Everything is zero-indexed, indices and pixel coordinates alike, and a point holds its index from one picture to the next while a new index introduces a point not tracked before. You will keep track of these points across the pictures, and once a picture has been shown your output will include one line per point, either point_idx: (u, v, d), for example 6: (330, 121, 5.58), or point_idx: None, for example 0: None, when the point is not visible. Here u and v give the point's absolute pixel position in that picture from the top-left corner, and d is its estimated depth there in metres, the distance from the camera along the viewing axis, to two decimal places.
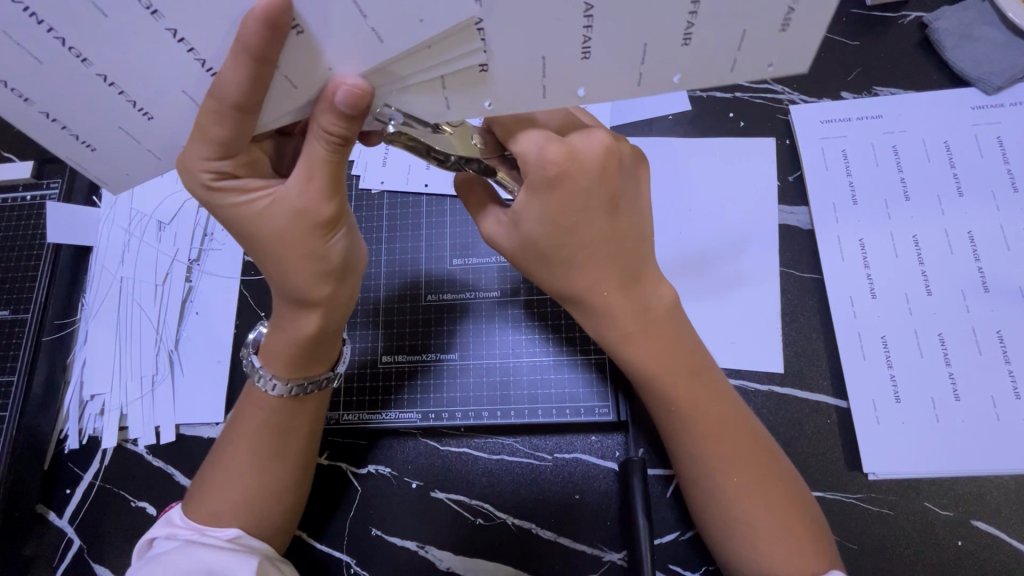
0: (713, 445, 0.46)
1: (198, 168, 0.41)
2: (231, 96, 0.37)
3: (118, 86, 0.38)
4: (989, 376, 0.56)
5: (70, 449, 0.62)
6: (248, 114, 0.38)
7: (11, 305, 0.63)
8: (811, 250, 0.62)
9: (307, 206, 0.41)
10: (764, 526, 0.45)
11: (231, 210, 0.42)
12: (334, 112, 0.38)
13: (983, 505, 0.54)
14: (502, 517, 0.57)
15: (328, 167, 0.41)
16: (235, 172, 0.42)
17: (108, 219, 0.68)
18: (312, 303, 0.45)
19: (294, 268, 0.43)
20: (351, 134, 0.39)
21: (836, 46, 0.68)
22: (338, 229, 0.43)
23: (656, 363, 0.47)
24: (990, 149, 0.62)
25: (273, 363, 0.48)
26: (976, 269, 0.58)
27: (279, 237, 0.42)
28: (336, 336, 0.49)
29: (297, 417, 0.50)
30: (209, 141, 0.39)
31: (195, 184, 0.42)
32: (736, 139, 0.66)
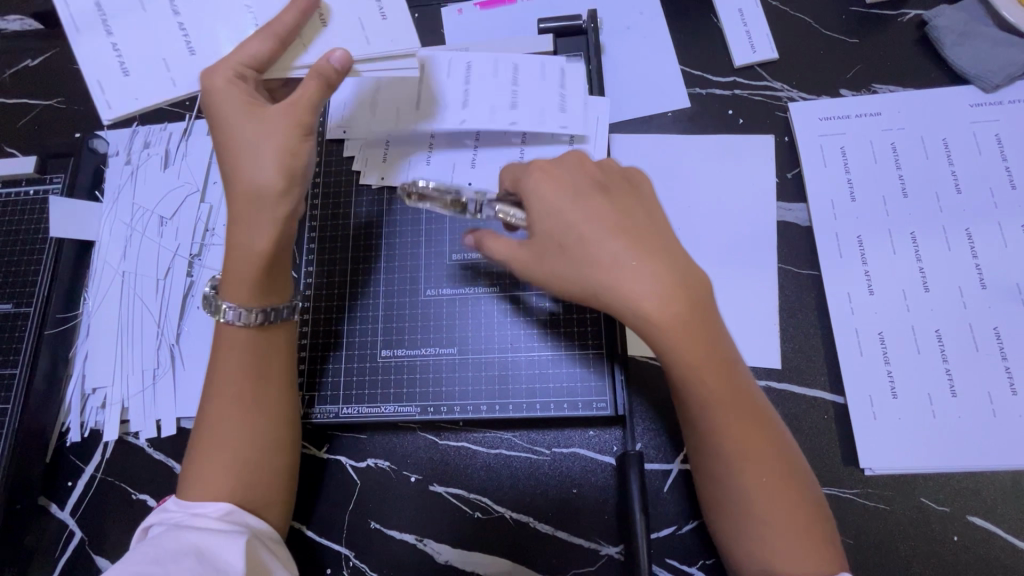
0: (739, 440, 0.44)
1: (231, 56, 0.48)
2: (286, 27, 0.48)
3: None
4: (986, 373, 0.56)
5: (72, 442, 0.62)
6: (284, 36, 0.49)
7: (14, 299, 0.63)
8: (809, 246, 0.62)
9: (293, 121, 0.48)
10: (784, 524, 0.43)
11: (224, 95, 0.48)
12: (332, 61, 0.47)
13: (979, 501, 0.54)
14: (501, 510, 0.57)
15: (316, 100, 0.48)
16: (248, 76, 0.49)
17: (110, 214, 0.69)
18: (263, 207, 0.48)
19: (253, 172, 0.48)
20: (337, 81, 0.48)
21: (835, 43, 0.68)
22: (307, 150, 0.49)
23: (693, 353, 0.44)
24: (989, 147, 0.62)
25: (237, 287, 0.49)
26: (974, 266, 0.59)
27: (257, 134, 0.48)
28: (290, 272, 0.52)
29: (274, 356, 0.52)
30: (268, 40, 0.48)
31: (216, 68, 0.48)
32: (734, 135, 0.66)
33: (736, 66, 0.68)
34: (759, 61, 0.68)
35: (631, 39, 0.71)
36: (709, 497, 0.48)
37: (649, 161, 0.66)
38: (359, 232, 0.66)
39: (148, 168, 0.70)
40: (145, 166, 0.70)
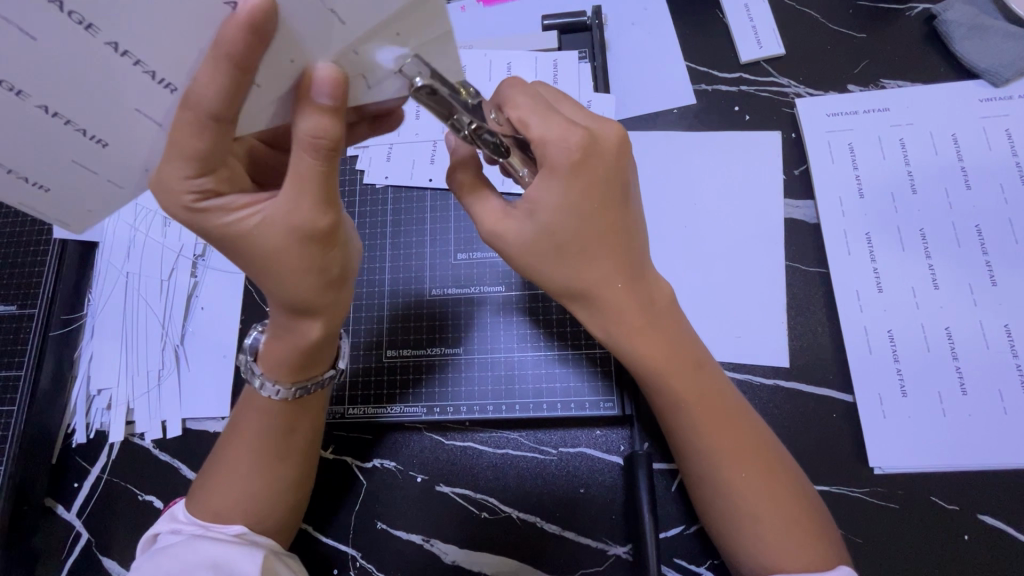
0: (720, 447, 0.46)
1: (180, 189, 0.38)
2: (210, 105, 0.34)
3: (132, 55, 0.31)
4: (997, 369, 0.55)
5: (77, 443, 0.62)
6: (225, 123, 0.35)
7: (19, 300, 0.63)
8: (817, 244, 0.62)
9: (302, 219, 0.39)
10: (773, 525, 0.44)
11: (221, 229, 0.40)
12: (316, 109, 0.36)
13: (991, 499, 0.53)
14: (507, 511, 0.57)
15: (322, 179, 0.38)
16: (219, 190, 0.39)
17: (113, 215, 0.68)
18: (313, 312, 0.44)
19: (291, 280, 0.41)
20: (337, 136, 0.37)
21: (842, 38, 0.68)
22: (337, 239, 0.41)
23: (655, 355, 0.47)
24: (999, 142, 0.61)
25: (275, 368, 0.47)
26: (984, 262, 0.58)
27: (276, 252, 0.40)
28: (337, 336, 0.49)
29: (300, 420, 0.50)
30: (182, 157, 0.36)
31: (175, 207, 0.39)
32: (741, 132, 0.65)
33: (742, 62, 0.68)
34: (766, 57, 0.67)
35: (635, 36, 0.70)
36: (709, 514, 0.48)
37: (656, 159, 0.65)
38: (363, 232, 0.66)
39: None
40: None
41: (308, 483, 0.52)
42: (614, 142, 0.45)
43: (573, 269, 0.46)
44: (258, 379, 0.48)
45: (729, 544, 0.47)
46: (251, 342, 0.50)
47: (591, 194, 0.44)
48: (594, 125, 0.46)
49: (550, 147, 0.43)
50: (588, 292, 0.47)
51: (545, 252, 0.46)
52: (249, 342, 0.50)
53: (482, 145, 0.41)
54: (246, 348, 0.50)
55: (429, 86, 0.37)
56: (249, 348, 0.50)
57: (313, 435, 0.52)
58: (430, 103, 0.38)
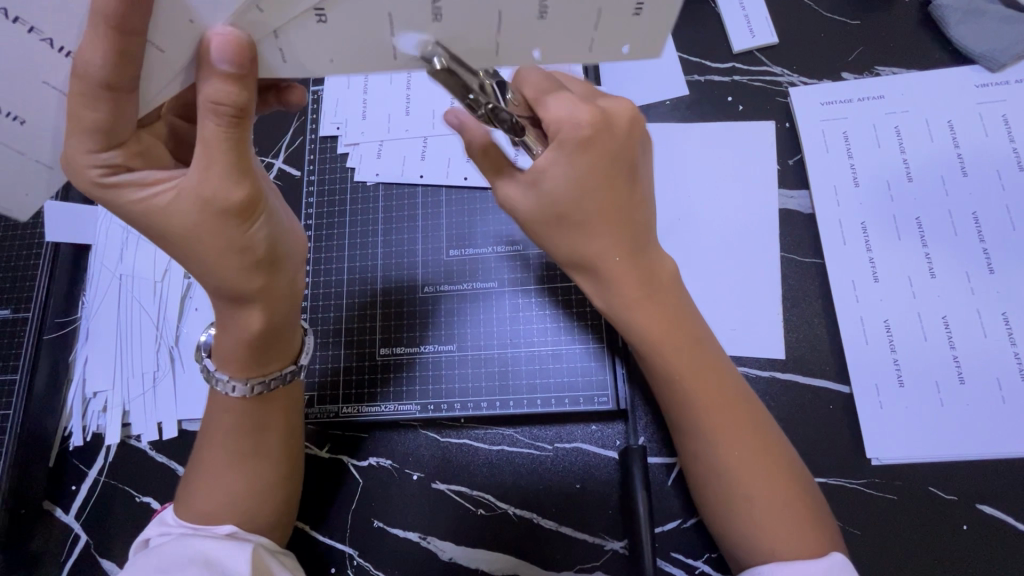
0: (718, 422, 0.46)
1: (84, 163, 0.38)
2: (98, 74, 0.34)
3: (25, 23, 0.33)
4: (995, 357, 0.55)
5: (74, 446, 0.62)
6: (123, 94, 0.36)
7: (13, 304, 0.63)
8: (811, 234, 0.61)
9: (212, 190, 0.38)
10: (767, 507, 0.44)
11: (133, 205, 0.39)
12: (219, 76, 0.35)
13: (990, 489, 0.53)
14: (504, 507, 0.57)
15: (228, 146, 0.37)
16: (127, 164, 0.39)
17: (105, 217, 0.68)
18: (251, 297, 0.43)
19: (211, 257, 0.40)
20: (243, 101, 0.37)
21: (836, 26, 0.67)
22: (256, 215, 0.40)
23: (660, 332, 0.47)
24: (996, 128, 0.60)
25: (227, 364, 0.47)
26: (981, 250, 0.57)
27: (191, 226, 0.39)
28: (288, 329, 0.48)
29: (268, 412, 0.49)
30: (83, 130, 0.37)
31: (83, 182, 0.39)
32: (734, 123, 0.65)
33: (735, 52, 0.67)
34: (759, 46, 0.67)
35: None
36: (710, 503, 0.47)
37: None
38: (354, 229, 0.65)
39: None
40: None
41: (294, 479, 0.52)
42: (625, 118, 0.44)
43: (579, 239, 0.46)
44: (212, 376, 0.48)
45: (717, 520, 0.47)
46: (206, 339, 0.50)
47: (600, 167, 0.43)
48: (608, 104, 0.45)
49: (560, 126, 0.42)
50: (594, 263, 0.46)
51: (550, 221, 0.46)
52: (204, 341, 0.50)
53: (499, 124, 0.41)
54: (201, 347, 0.50)
55: (448, 65, 0.37)
56: (204, 346, 0.50)
57: (285, 433, 0.51)
58: (445, 83, 0.38)
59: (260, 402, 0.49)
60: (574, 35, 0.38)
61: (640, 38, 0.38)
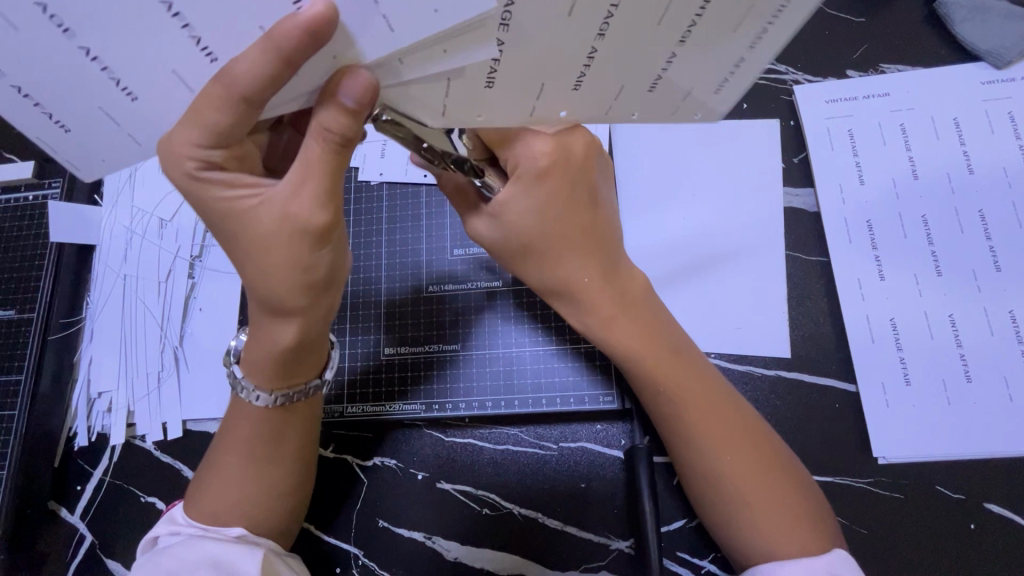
0: (706, 430, 0.46)
1: (184, 153, 0.37)
2: (243, 89, 0.34)
3: (182, 17, 0.31)
4: (1002, 355, 0.54)
5: (79, 446, 0.62)
6: (253, 106, 0.36)
7: (17, 304, 0.63)
8: (817, 232, 0.61)
9: (296, 208, 0.38)
10: (767, 512, 0.44)
11: (214, 202, 0.39)
12: (337, 107, 0.35)
13: (996, 488, 0.53)
14: (508, 507, 0.57)
15: (323, 170, 0.38)
16: (223, 164, 0.39)
17: (110, 218, 0.68)
18: (292, 315, 0.42)
19: (273, 270, 0.40)
20: (350, 133, 0.37)
21: (840, 23, 0.66)
22: (329, 241, 0.40)
23: (638, 345, 0.47)
24: (1002, 125, 0.60)
25: (258, 374, 0.46)
26: (988, 248, 0.57)
27: (265, 238, 0.39)
28: (320, 347, 0.47)
29: (287, 424, 0.49)
30: (198, 124, 0.36)
31: (176, 172, 0.38)
32: (738, 121, 0.64)
33: None
34: None
35: None
36: (711, 512, 0.47)
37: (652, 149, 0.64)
38: (359, 230, 0.65)
39: (146, 170, 0.70)
40: (144, 168, 0.70)
41: (307, 484, 0.52)
42: (582, 142, 0.44)
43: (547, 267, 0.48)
44: (240, 384, 0.48)
45: (718, 523, 0.47)
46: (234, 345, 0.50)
47: (562, 199, 0.45)
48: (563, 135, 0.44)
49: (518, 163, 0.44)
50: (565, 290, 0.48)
51: (517, 254, 0.48)
52: (232, 347, 0.50)
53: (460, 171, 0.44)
54: (231, 352, 0.50)
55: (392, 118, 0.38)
56: (233, 352, 0.50)
57: (302, 440, 0.51)
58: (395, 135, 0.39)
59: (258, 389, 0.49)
60: (674, 98, 0.40)
61: (717, 108, 0.41)
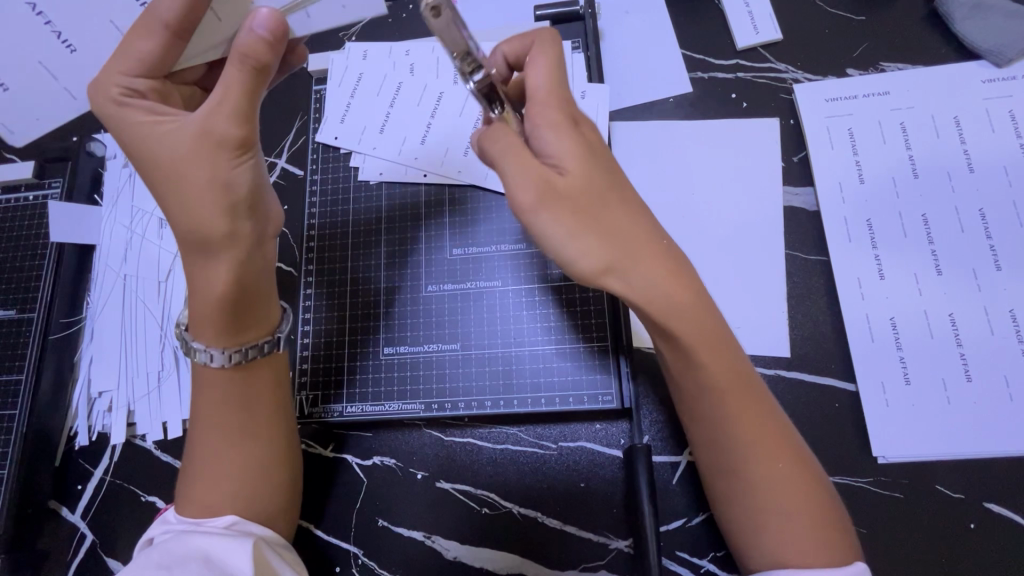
0: (760, 441, 0.45)
1: (113, 81, 0.44)
2: (165, 13, 0.42)
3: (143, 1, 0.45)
4: (1003, 355, 0.54)
5: (80, 445, 0.63)
6: (175, 34, 0.43)
7: (17, 304, 0.63)
8: (817, 231, 0.61)
9: (215, 127, 0.44)
10: (801, 524, 0.43)
11: (136, 128, 0.45)
12: (255, 37, 0.41)
13: (996, 488, 0.53)
14: (508, 506, 0.57)
15: (241, 96, 0.44)
16: (145, 94, 0.45)
17: (109, 217, 0.68)
18: (218, 247, 0.45)
19: (197, 194, 0.44)
20: (268, 59, 0.42)
21: (840, 22, 0.66)
22: (248, 156, 0.46)
23: (700, 339, 0.45)
24: (1002, 124, 0.60)
25: (203, 331, 0.48)
26: (988, 248, 0.57)
27: (188, 160, 0.44)
28: (262, 296, 0.50)
29: (253, 386, 0.50)
30: (135, 58, 0.44)
31: (104, 99, 0.45)
32: (738, 120, 0.64)
33: (739, 48, 0.67)
34: (763, 42, 0.66)
35: (630, 24, 0.69)
36: (741, 522, 0.46)
37: (651, 148, 0.64)
38: (359, 229, 0.65)
39: None
40: None
41: (291, 464, 0.52)
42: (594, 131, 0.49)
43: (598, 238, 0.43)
44: (190, 345, 0.48)
45: (748, 532, 0.45)
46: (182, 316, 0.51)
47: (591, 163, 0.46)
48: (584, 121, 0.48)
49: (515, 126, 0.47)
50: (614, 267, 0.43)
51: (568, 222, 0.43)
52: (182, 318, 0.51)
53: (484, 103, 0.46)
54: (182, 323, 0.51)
55: None
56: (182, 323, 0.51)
57: (275, 409, 0.52)
58: None
59: (240, 370, 0.50)
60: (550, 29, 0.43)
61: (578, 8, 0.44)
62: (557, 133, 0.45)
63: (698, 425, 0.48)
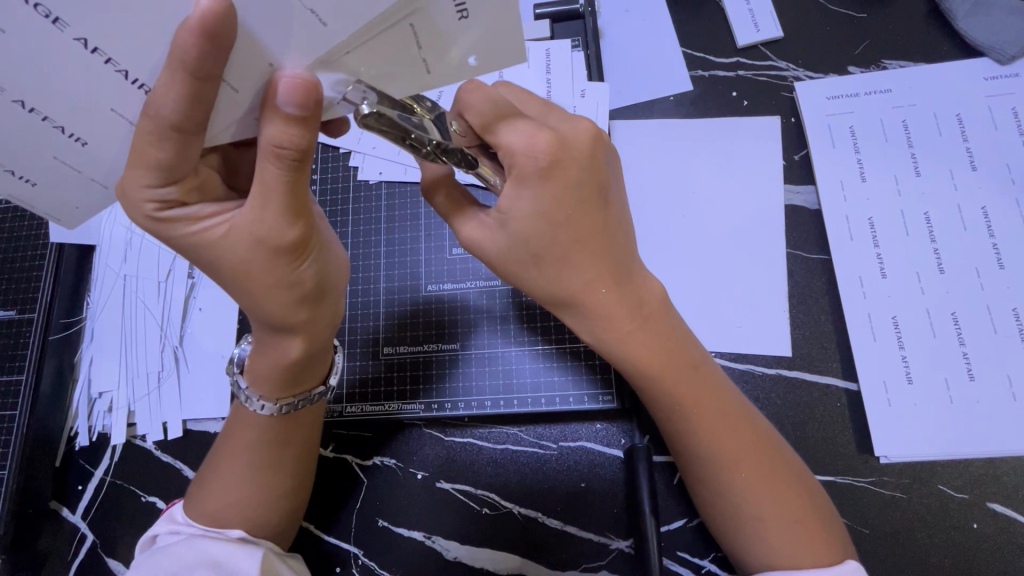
0: (716, 443, 0.45)
1: (140, 198, 0.37)
2: (171, 116, 0.33)
3: (104, 52, 0.31)
4: (1005, 353, 0.54)
5: (80, 446, 0.63)
6: (188, 135, 0.35)
7: (18, 304, 0.63)
8: (818, 230, 0.60)
9: (267, 232, 0.38)
10: (786, 536, 0.43)
11: (185, 238, 0.39)
12: (282, 118, 0.35)
13: (999, 487, 0.52)
14: (508, 506, 0.56)
15: (289, 188, 0.37)
16: (183, 200, 0.38)
17: (109, 217, 0.68)
18: (294, 330, 0.43)
19: (264, 294, 0.41)
20: (307, 143, 0.36)
21: (842, 19, 0.66)
22: (308, 251, 0.40)
23: (654, 358, 0.46)
24: (1005, 122, 0.60)
25: (261, 385, 0.47)
26: (991, 245, 0.57)
27: (244, 265, 0.39)
28: (324, 355, 0.48)
29: (292, 432, 0.50)
30: (149, 167, 0.36)
31: (138, 216, 0.38)
32: (739, 119, 0.64)
33: (739, 46, 0.66)
34: (764, 40, 0.66)
35: (631, 23, 0.69)
36: (730, 536, 0.46)
37: (653, 148, 0.64)
38: (359, 227, 0.65)
39: None
40: None
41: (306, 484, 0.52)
42: (586, 131, 0.43)
43: (553, 278, 0.45)
44: (244, 394, 0.48)
45: (717, 521, 0.47)
46: (237, 356, 0.50)
47: (567, 199, 0.42)
48: (565, 124, 0.43)
49: (517, 158, 0.41)
50: (572, 299, 0.46)
51: (524, 258, 0.45)
52: (237, 355, 0.50)
53: (449, 158, 0.40)
54: (233, 361, 0.50)
55: (377, 110, 0.36)
56: (235, 360, 0.50)
57: (303, 448, 0.51)
58: (381, 127, 0.37)
59: (290, 419, 0.49)
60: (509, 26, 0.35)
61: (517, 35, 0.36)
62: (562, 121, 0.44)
63: (672, 441, 0.48)
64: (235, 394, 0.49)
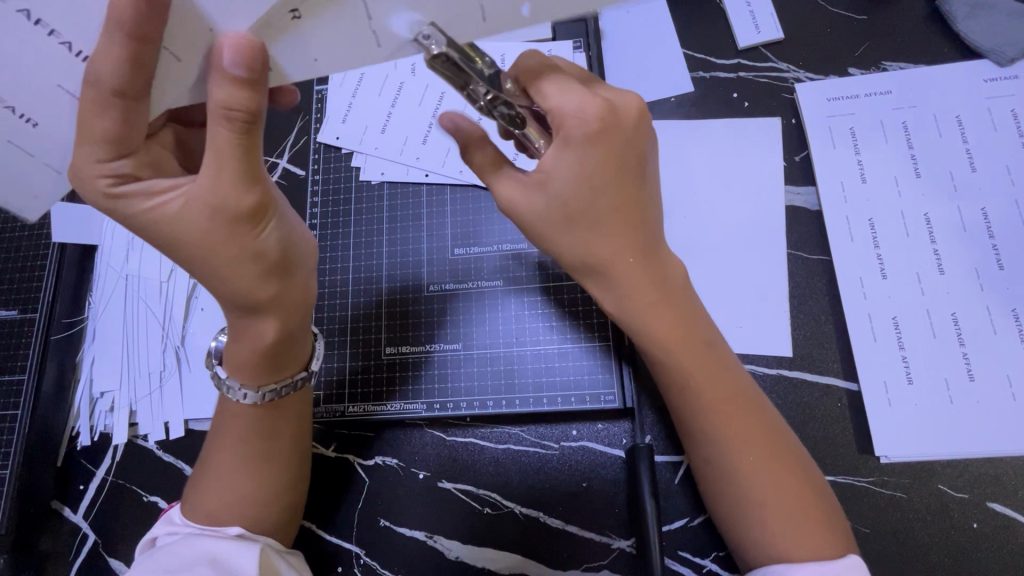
0: (729, 429, 0.45)
1: (94, 173, 0.38)
2: (114, 77, 0.34)
3: (91, 31, 0.33)
4: (1006, 354, 0.54)
5: (82, 446, 0.62)
6: (132, 100, 0.35)
7: (20, 304, 0.63)
8: (818, 231, 0.61)
9: (222, 198, 0.38)
10: (792, 525, 0.43)
11: (140, 216, 0.39)
12: (230, 80, 0.35)
13: (999, 487, 0.53)
14: (509, 506, 0.57)
15: (240, 153, 0.38)
16: (136, 174, 0.40)
17: (111, 217, 0.68)
18: (265, 307, 0.43)
19: (228, 266, 0.40)
20: (255, 104, 0.37)
21: (842, 20, 0.66)
22: (266, 220, 0.41)
23: (677, 339, 0.46)
24: (1005, 123, 0.60)
25: (240, 370, 0.47)
26: (991, 246, 0.57)
27: (201, 237, 0.39)
28: (301, 338, 0.48)
29: (278, 422, 0.49)
30: (97, 139, 0.37)
31: (93, 194, 0.39)
32: (740, 120, 0.64)
33: (740, 48, 0.67)
34: (764, 42, 0.66)
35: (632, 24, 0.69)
36: (736, 528, 0.46)
37: None
38: (361, 228, 0.65)
39: None
40: None
41: (300, 480, 0.52)
42: (633, 107, 0.44)
43: (586, 241, 0.45)
44: (224, 382, 0.48)
45: (716, 488, 0.47)
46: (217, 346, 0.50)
47: (607, 166, 0.43)
48: (613, 97, 0.45)
49: (566, 121, 0.42)
50: (602, 266, 0.45)
51: (559, 222, 0.45)
52: (215, 347, 0.50)
53: (497, 117, 0.40)
54: (212, 354, 0.50)
55: (446, 53, 0.35)
56: (215, 352, 0.50)
57: (293, 440, 0.51)
58: (443, 70, 0.37)
59: (270, 407, 0.49)
60: None
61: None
62: (617, 93, 0.45)
63: (683, 425, 0.48)
64: (218, 381, 0.48)
